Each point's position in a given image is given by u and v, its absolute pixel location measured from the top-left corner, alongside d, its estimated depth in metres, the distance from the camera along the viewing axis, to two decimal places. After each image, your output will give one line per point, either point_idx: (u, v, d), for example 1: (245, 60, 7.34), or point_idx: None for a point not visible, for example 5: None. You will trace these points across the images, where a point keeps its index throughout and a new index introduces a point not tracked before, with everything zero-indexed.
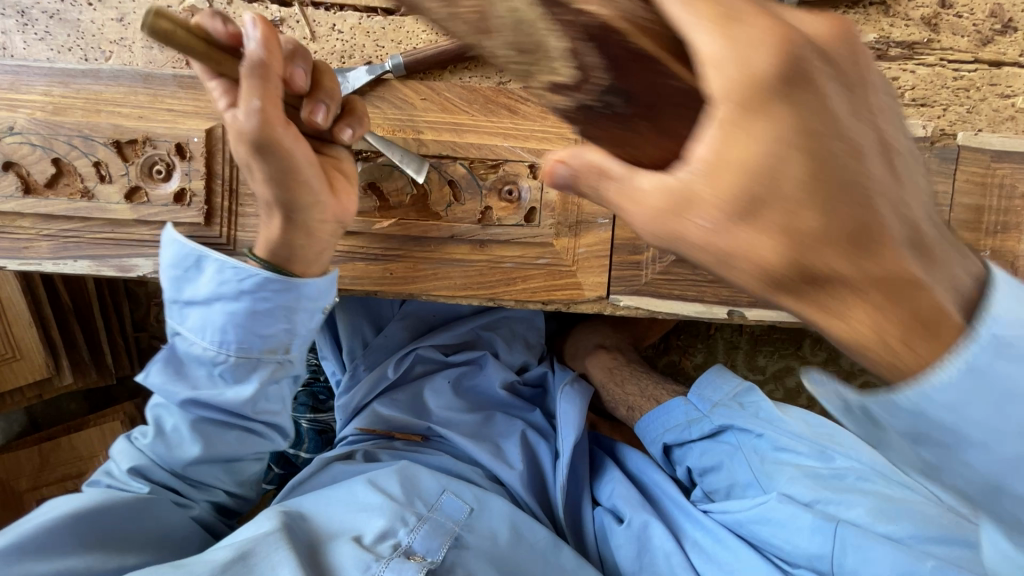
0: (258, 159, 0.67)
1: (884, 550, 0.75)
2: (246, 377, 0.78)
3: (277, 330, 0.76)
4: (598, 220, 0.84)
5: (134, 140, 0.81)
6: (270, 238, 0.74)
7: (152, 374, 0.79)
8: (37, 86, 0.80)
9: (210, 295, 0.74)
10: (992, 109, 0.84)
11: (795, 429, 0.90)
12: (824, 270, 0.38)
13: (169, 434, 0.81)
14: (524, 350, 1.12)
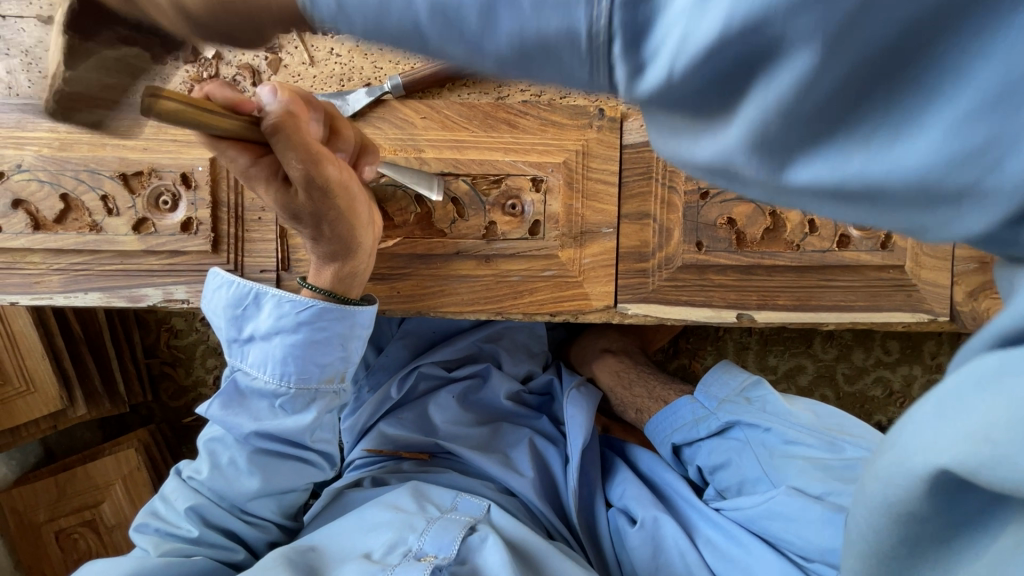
0: (317, 204, 0.68)
1: None
2: (305, 407, 0.80)
3: (334, 359, 0.78)
4: (603, 229, 0.84)
5: (140, 172, 0.82)
6: (331, 274, 0.76)
7: (212, 409, 0.78)
8: (43, 123, 0.81)
9: (273, 328, 0.75)
10: None
11: (804, 421, 0.87)
12: None
13: (225, 467, 0.81)
14: (527, 358, 1.13)
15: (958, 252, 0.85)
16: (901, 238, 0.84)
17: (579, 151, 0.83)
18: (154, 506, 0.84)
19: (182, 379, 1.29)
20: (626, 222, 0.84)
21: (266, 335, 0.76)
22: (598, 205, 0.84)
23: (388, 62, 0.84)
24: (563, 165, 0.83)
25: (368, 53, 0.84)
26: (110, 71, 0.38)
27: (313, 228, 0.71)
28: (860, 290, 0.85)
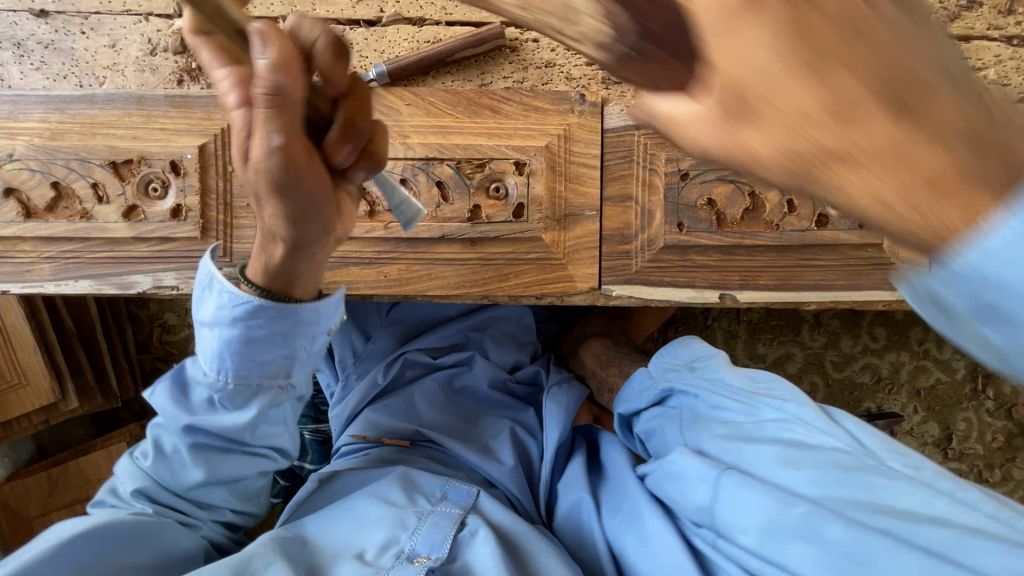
0: (274, 193, 0.59)
1: (761, 497, 0.67)
2: (244, 403, 0.74)
3: (278, 357, 0.71)
4: (586, 212, 0.86)
5: (130, 160, 0.83)
6: (267, 267, 0.67)
7: (159, 399, 0.76)
8: (34, 114, 0.83)
9: (211, 322, 0.69)
10: None
11: (728, 380, 0.81)
12: (814, 142, 0.29)
13: (167, 455, 0.78)
14: (514, 348, 1.14)
15: None
16: None
17: (561, 135, 0.85)
18: (111, 483, 0.83)
19: None
20: (608, 205, 0.86)
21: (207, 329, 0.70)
22: (581, 189, 0.85)
23: (373, 51, 0.86)
24: (545, 149, 0.84)
25: (353, 43, 0.86)
26: None
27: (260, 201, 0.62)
28: (839, 268, 0.86)
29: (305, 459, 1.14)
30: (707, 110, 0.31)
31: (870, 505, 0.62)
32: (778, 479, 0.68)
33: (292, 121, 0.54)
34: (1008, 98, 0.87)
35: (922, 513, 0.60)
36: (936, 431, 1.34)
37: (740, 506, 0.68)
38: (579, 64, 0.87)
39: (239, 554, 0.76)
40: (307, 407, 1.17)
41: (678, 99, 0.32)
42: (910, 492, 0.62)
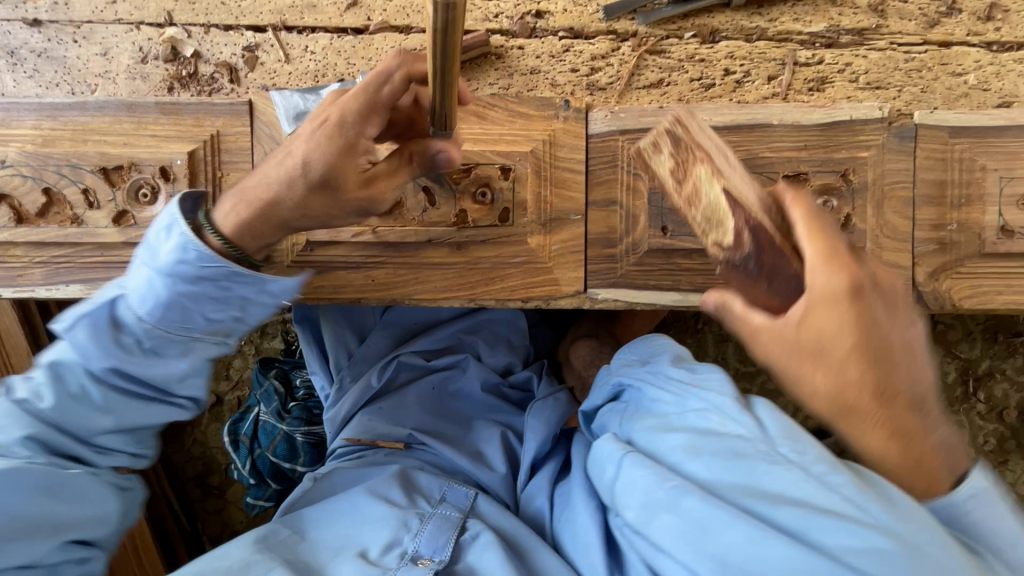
0: (333, 191, 0.67)
1: (648, 475, 0.67)
2: (179, 353, 0.70)
3: (226, 317, 0.69)
4: (571, 217, 0.87)
5: (120, 166, 0.84)
6: (250, 220, 0.67)
7: (76, 332, 0.68)
8: (27, 121, 0.84)
9: (163, 265, 0.65)
10: (945, 88, 0.88)
11: (672, 374, 0.76)
12: (880, 414, 0.58)
13: (72, 395, 0.70)
14: (507, 350, 1.14)
15: (916, 234, 0.87)
16: (861, 221, 0.86)
17: (546, 141, 0.86)
18: None
19: None
20: (593, 209, 0.87)
21: (157, 268, 0.65)
22: (566, 193, 0.86)
23: (361, 59, 0.88)
24: (530, 154, 0.86)
25: (341, 51, 0.88)
26: None
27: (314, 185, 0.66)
28: None
29: (298, 461, 1.15)
30: (772, 329, 0.60)
31: (756, 492, 0.60)
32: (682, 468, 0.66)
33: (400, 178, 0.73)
34: (987, 102, 0.88)
35: (795, 505, 0.57)
36: None
37: (632, 489, 0.68)
38: (564, 70, 0.88)
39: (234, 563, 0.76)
40: (299, 410, 1.17)
41: (753, 315, 0.62)
42: (799, 486, 0.58)
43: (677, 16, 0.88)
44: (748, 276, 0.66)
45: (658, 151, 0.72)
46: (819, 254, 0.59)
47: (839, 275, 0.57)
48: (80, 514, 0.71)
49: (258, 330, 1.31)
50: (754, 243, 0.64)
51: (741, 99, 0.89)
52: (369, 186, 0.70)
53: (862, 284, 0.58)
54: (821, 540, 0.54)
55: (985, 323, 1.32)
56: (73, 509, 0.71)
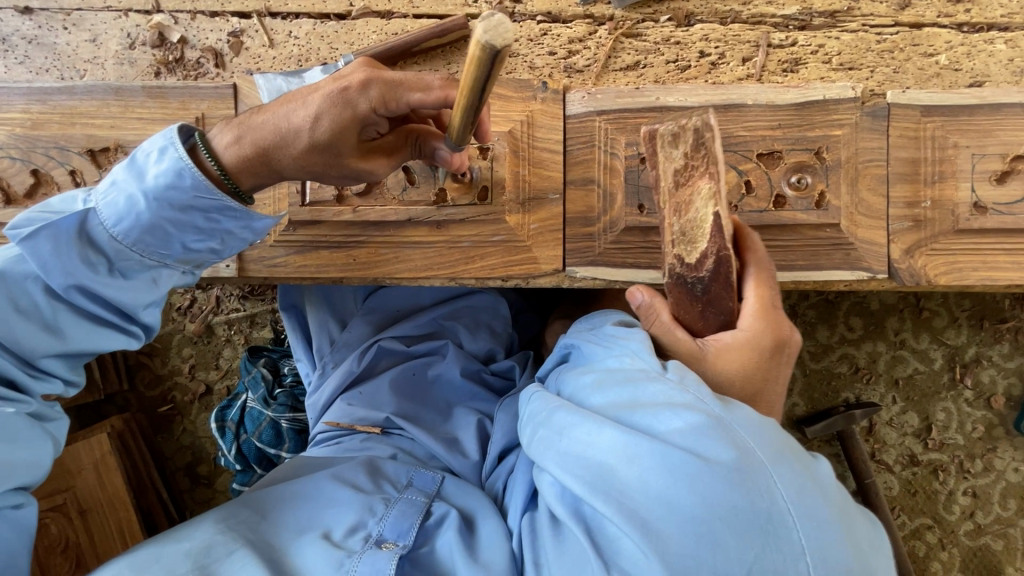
0: (329, 158, 0.72)
1: (543, 401, 0.75)
2: (149, 279, 0.74)
3: (203, 248, 0.74)
4: (549, 196, 0.88)
5: (107, 148, 0.86)
6: (246, 152, 0.70)
7: (38, 243, 0.68)
8: (16, 104, 0.86)
9: (149, 187, 0.68)
10: (917, 68, 0.90)
11: (611, 333, 0.79)
12: None
13: (24, 309, 0.71)
14: (489, 337, 1.14)
15: (891, 211, 0.87)
16: (836, 197, 0.86)
17: (524, 121, 0.87)
18: None
19: (157, 369, 1.33)
20: (571, 188, 0.88)
21: (143, 189, 0.68)
22: (544, 173, 0.88)
23: (343, 43, 0.90)
24: (508, 134, 0.87)
25: (324, 36, 0.90)
26: None
27: (317, 150, 0.71)
28: (799, 248, 0.87)
29: (283, 447, 1.15)
30: (688, 344, 0.74)
31: (629, 404, 0.65)
32: (576, 396, 0.72)
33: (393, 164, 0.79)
34: (959, 82, 0.90)
35: (652, 405, 0.62)
36: (915, 421, 1.34)
37: (532, 416, 0.75)
38: (542, 53, 0.90)
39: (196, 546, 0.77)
40: (285, 397, 1.18)
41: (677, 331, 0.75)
42: (662, 393, 0.63)
43: (652, 0, 0.91)
44: (692, 295, 0.74)
45: (672, 145, 0.71)
46: (753, 308, 0.73)
47: (765, 333, 0.72)
48: (16, 454, 0.73)
49: (247, 319, 1.32)
50: (713, 271, 0.71)
51: (716, 80, 0.90)
52: (367, 159, 0.76)
53: (776, 343, 0.73)
54: (661, 431, 0.60)
55: (970, 310, 1.32)
56: (9, 447, 0.72)
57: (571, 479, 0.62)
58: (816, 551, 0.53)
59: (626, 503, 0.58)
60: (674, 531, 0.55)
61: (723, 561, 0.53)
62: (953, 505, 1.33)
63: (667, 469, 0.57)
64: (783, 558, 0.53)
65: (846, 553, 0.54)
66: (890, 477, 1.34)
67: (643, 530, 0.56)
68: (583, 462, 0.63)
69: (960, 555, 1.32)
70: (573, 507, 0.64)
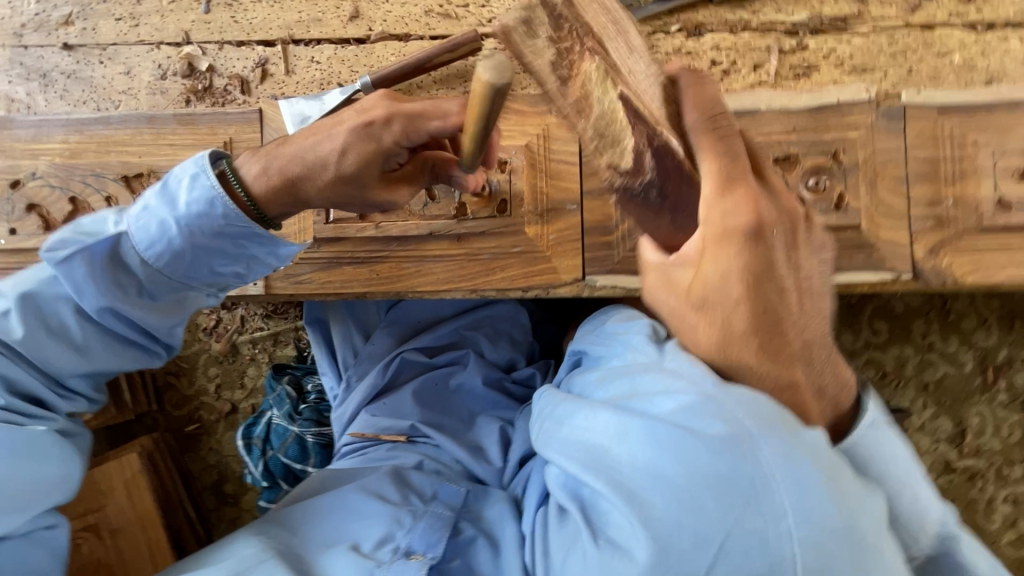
0: (350, 188, 0.75)
1: (547, 397, 0.78)
2: (176, 302, 0.77)
3: (229, 272, 0.77)
4: (567, 207, 0.89)
5: (140, 173, 0.90)
6: (273, 182, 0.73)
7: (74, 266, 0.71)
8: (56, 136, 0.90)
9: (186, 214, 0.71)
10: (931, 68, 0.90)
11: (613, 328, 0.85)
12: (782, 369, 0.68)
13: (53, 329, 0.73)
14: (509, 346, 1.15)
15: (913, 211, 0.87)
16: (855, 199, 0.86)
17: (540, 135, 0.89)
18: None
19: (185, 389, 1.36)
20: (588, 198, 0.89)
21: (176, 215, 0.71)
22: (561, 184, 0.89)
23: (363, 66, 0.93)
24: (525, 147, 0.89)
25: (345, 59, 0.93)
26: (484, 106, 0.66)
27: (343, 182, 0.74)
28: None
29: (309, 462, 1.16)
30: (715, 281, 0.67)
31: (629, 393, 0.67)
32: (583, 392, 0.75)
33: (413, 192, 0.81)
34: (974, 81, 0.90)
35: (646, 391, 0.64)
36: (948, 427, 1.30)
37: (540, 412, 0.77)
38: None
39: (231, 558, 0.79)
40: (309, 412, 1.19)
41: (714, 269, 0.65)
42: (658, 379, 0.65)
43: (662, 13, 0.93)
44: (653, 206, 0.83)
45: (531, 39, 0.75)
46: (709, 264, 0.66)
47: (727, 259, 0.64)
48: (45, 473, 0.74)
49: (271, 338, 1.34)
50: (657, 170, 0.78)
51: (729, 87, 0.91)
52: (390, 190, 0.78)
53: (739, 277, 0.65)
54: (654, 412, 0.61)
55: (999, 310, 1.29)
56: (38, 467, 0.74)
57: (565, 462, 0.65)
58: (798, 511, 0.54)
59: (615, 478, 0.61)
60: (657, 500, 0.57)
61: (704, 524, 0.55)
62: (993, 514, 1.29)
63: (651, 443, 0.59)
64: (765, 518, 0.54)
65: (830, 512, 0.54)
66: None
67: (628, 502, 0.59)
68: (580, 444, 0.65)
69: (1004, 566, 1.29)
70: (573, 491, 0.66)
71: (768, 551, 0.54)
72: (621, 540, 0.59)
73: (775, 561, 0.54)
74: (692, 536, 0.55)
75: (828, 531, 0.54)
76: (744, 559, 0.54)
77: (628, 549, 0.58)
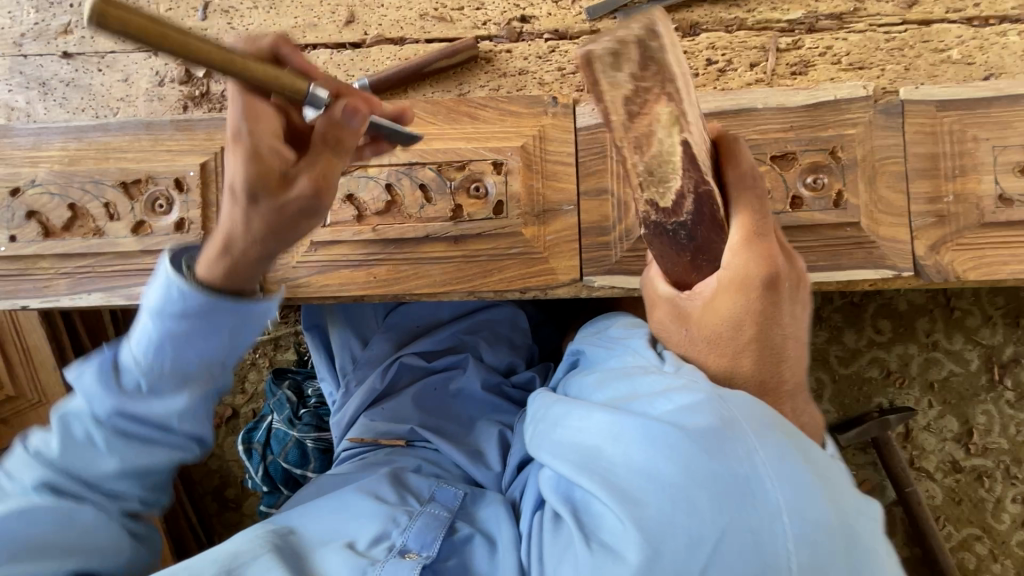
0: (259, 206, 0.62)
1: (539, 400, 0.78)
2: (174, 389, 0.70)
3: (214, 348, 0.69)
4: (564, 207, 0.89)
5: (138, 179, 0.90)
6: (211, 254, 0.67)
7: (80, 380, 0.69)
8: (55, 143, 0.91)
9: (152, 304, 0.67)
10: (928, 64, 0.89)
11: (614, 334, 0.85)
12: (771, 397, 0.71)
13: (74, 453, 0.69)
14: (509, 350, 1.14)
15: (913, 208, 0.86)
16: (854, 196, 0.86)
17: (536, 136, 0.89)
18: None
19: None
20: (585, 199, 0.89)
21: (147, 308, 0.68)
22: (558, 185, 0.89)
23: (358, 70, 0.93)
24: (521, 149, 0.89)
25: (341, 64, 0.93)
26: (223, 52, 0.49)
27: (251, 210, 0.62)
28: (819, 249, 0.87)
29: (309, 467, 1.16)
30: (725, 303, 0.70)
31: (624, 397, 0.67)
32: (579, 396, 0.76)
33: (319, 166, 0.62)
34: (973, 76, 0.89)
35: (642, 395, 0.65)
36: (955, 426, 1.29)
37: (533, 416, 0.77)
38: (550, 70, 0.93)
39: (226, 550, 0.77)
40: (310, 417, 1.19)
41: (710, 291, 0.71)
42: (656, 382, 0.65)
43: (657, 13, 0.93)
44: (676, 243, 0.71)
45: (615, 67, 0.60)
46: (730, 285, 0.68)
47: (749, 267, 0.67)
48: (91, 539, 0.69)
49: (272, 343, 1.34)
50: (695, 213, 0.67)
51: (724, 86, 0.91)
52: (288, 176, 0.62)
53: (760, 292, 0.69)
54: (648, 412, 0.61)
55: (1005, 307, 1.27)
56: (81, 535, 0.69)
57: (559, 463, 0.64)
58: (794, 509, 0.53)
59: (608, 477, 0.59)
60: (652, 501, 0.56)
61: (698, 524, 0.53)
62: (1002, 513, 1.27)
63: (645, 441, 0.58)
64: (760, 517, 0.53)
65: (826, 512, 0.54)
66: (932, 485, 1.29)
67: (621, 502, 0.57)
68: (573, 446, 0.65)
69: (1014, 566, 1.27)
70: (564, 494, 0.65)
71: (764, 552, 0.52)
72: (610, 541, 0.57)
73: (771, 561, 0.51)
74: (685, 536, 0.53)
75: (824, 531, 0.53)
76: (739, 561, 0.52)
77: (618, 550, 0.56)
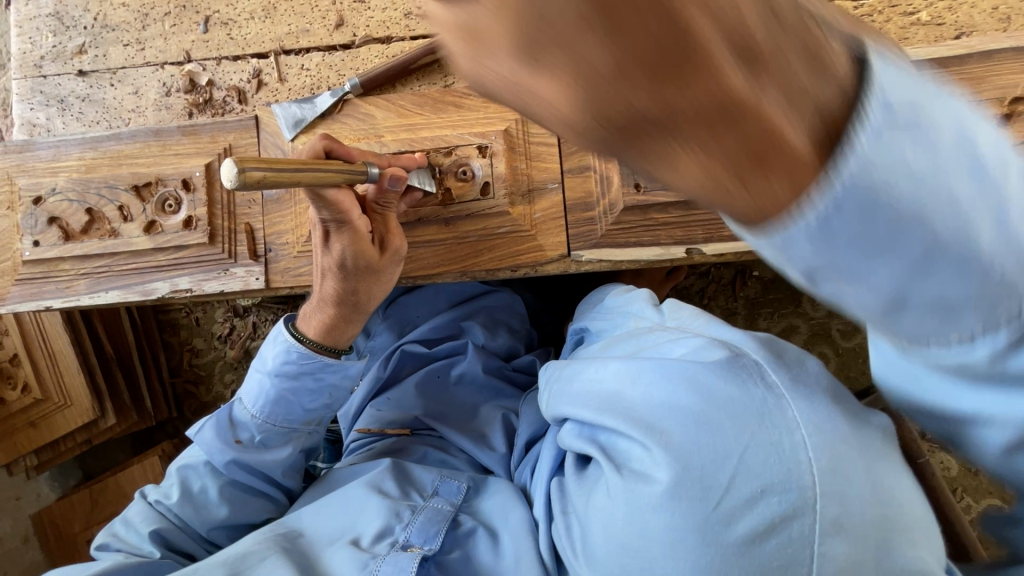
0: (359, 272, 0.87)
1: (552, 367, 0.84)
2: (283, 443, 0.95)
3: (318, 405, 0.95)
4: (549, 185, 0.92)
5: (149, 182, 0.96)
6: (314, 325, 0.92)
7: (203, 433, 0.92)
8: (73, 153, 0.98)
9: (272, 366, 0.91)
10: (898, 27, 0.92)
11: (611, 305, 0.90)
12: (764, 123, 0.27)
13: (195, 496, 0.92)
14: (507, 335, 1.17)
15: None
16: None
17: (519, 120, 0.93)
18: (116, 528, 0.93)
19: (203, 396, 1.39)
20: (569, 177, 0.92)
21: (267, 371, 0.92)
22: (542, 165, 0.93)
23: (349, 70, 0.99)
24: (504, 132, 0.92)
25: (332, 65, 0.99)
26: (317, 179, 0.70)
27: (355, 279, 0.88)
28: None
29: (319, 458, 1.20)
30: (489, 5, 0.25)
31: (634, 351, 0.72)
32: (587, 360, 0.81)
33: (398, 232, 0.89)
34: (944, 35, 0.91)
35: (655, 346, 0.70)
36: None
37: (546, 383, 0.82)
38: None
39: (234, 554, 0.81)
40: None
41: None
42: (662, 335, 0.72)
43: None
44: None
45: None
46: None
47: None
48: None
49: None
50: None
51: None
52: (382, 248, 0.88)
53: None
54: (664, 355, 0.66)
55: None
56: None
57: (581, 410, 0.69)
58: (811, 421, 0.56)
59: (631, 414, 0.64)
60: (676, 427, 0.60)
61: (721, 442, 0.57)
62: None
63: (664, 377, 0.63)
64: (780, 432, 0.56)
65: (842, 428, 0.57)
66: (946, 456, 1.27)
67: (647, 432, 0.61)
68: (595, 393, 0.69)
69: None
70: (589, 438, 0.69)
71: (786, 460, 0.55)
72: (641, 466, 0.61)
73: (795, 471, 0.54)
74: (711, 454, 0.57)
75: (842, 439, 0.56)
76: (765, 468, 0.55)
77: (649, 475, 0.59)
